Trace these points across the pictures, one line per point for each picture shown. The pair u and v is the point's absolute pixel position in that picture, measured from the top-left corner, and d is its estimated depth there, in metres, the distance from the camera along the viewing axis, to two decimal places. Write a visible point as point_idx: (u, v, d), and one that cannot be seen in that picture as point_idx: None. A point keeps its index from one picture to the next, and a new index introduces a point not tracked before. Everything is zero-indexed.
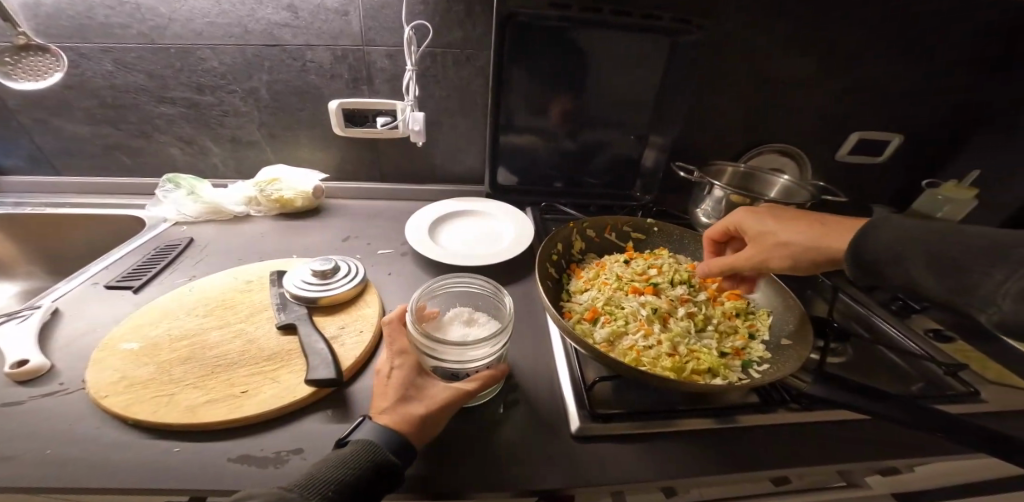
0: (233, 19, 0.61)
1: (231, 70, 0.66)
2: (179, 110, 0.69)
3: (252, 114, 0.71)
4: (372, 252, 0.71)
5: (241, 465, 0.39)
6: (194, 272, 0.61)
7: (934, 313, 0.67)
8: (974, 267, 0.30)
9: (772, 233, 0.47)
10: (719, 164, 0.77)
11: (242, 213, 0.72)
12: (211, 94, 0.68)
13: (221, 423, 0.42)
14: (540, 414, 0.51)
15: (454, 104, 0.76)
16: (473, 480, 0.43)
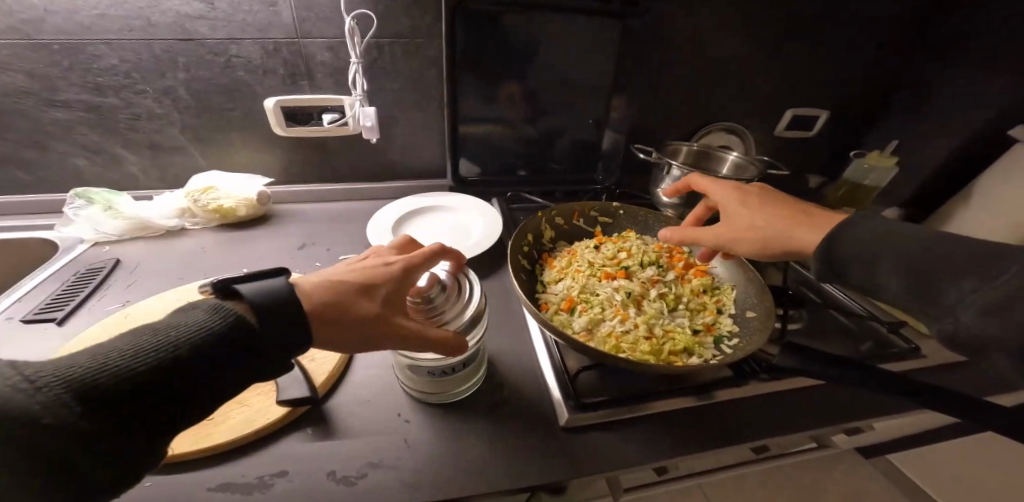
0: (131, 10, 0.53)
1: (137, 67, 0.58)
2: (77, 115, 0.60)
3: (171, 116, 0.63)
4: (333, 258, 0.66)
5: (223, 493, 0.39)
6: (125, 296, 0.54)
7: None
8: (949, 277, 0.33)
9: (749, 218, 0.48)
10: (674, 145, 0.79)
11: (176, 226, 0.65)
12: (116, 96, 0.60)
13: (194, 452, 0.41)
14: (527, 410, 0.51)
15: (406, 97, 0.72)
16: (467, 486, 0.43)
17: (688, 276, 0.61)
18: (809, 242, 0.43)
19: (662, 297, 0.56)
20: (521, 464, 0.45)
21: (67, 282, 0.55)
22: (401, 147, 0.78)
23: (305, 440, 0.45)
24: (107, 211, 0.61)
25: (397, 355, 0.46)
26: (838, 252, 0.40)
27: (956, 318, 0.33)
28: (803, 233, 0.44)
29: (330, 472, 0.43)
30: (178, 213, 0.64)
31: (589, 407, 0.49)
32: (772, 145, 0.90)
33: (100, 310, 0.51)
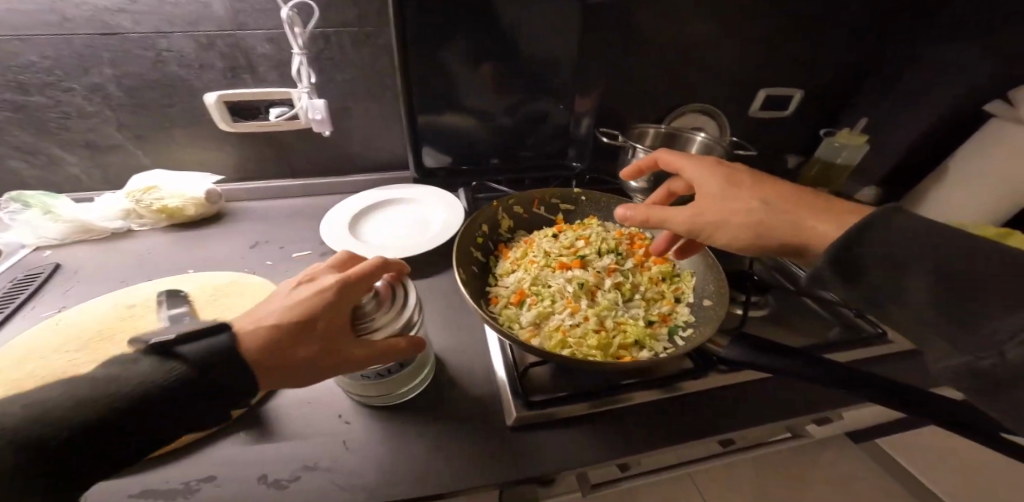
0: (43, 4, 0.51)
1: (59, 63, 0.56)
2: (4, 115, 0.59)
3: (104, 114, 0.62)
4: (285, 256, 0.64)
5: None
6: (62, 301, 0.53)
7: None
8: (994, 299, 0.26)
9: (740, 200, 0.42)
10: (641, 128, 0.76)
11: (121, 228, 0.64)
12: (41, 94, 0.58)
13: (120, 459, 0.40)
14: (475, 408, 0.49)
15: (357, 88, 0.70)
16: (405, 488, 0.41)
17: (648, 265, 0.58)
18: (819, 236, 0.37)
19: (619, 289, 0.54)
20: (455, 465, 0.43)
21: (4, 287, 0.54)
22: (358, 139, 0.77)
23: (234, 443, 0.43)
24: (48, 215, 0.59)
25: None
26: (857, 249, 0.31)
27: (999, 355, 0.25)
28: (812, 223, 0.37)
29: (261, 476, 0.41)
30: (122, 214, 0.63)
31: (535, 406, 0.47)
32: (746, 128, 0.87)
33: (34, 317, 0.50)
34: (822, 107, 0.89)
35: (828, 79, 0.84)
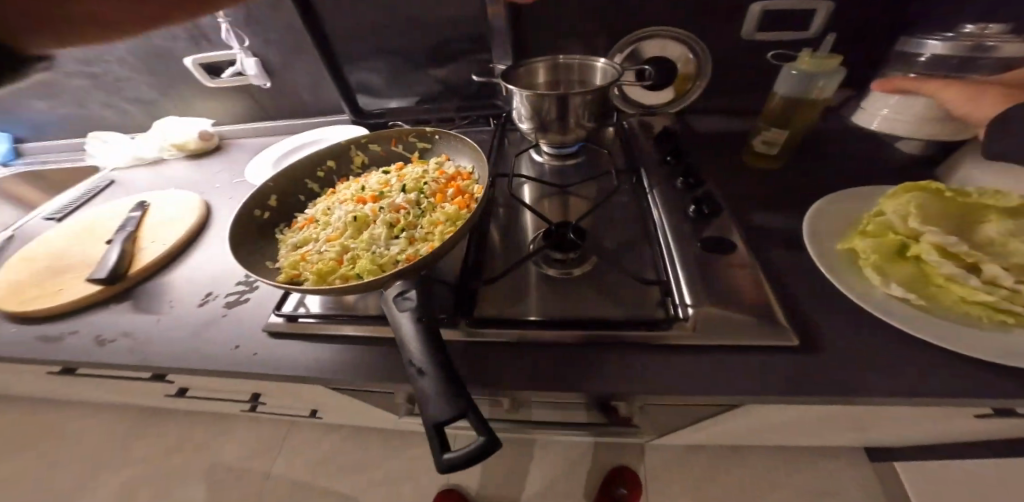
0: None
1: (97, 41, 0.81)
2: (89, 81, 0.89)
3: (138, 76, 0.88)
4: (230, 182, 0.81)
5: (34, 339, 0.53)
6: (98, 207, 0.80)
7: (767, 219, 0.53)
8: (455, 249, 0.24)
9: None
10: (529, 62, 0.62)
11: (158, 158, 0.91)
12: (100, 65, 0.86)
13: (31, 310, 0.55)
14: (258, 311, 0.52)
15: (283, 44, 0.79)
16: (164, 361, 0.48)
17: (448, 203, 0.50)
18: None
19: (389, 221, 0.49)
20: (212, 355, 0.48)
21: (82, 195, 0.85)
22: (300, 88, 0.86)
23: (106, 311, 0.56)
24: (121, 149, 0.90)
25: None
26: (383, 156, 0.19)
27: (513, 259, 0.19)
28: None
29: (94, 336, 0.53)
30: (152, 150, 0.90)
31: (291, 317, 0.49)
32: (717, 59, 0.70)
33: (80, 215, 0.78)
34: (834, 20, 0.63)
35: None
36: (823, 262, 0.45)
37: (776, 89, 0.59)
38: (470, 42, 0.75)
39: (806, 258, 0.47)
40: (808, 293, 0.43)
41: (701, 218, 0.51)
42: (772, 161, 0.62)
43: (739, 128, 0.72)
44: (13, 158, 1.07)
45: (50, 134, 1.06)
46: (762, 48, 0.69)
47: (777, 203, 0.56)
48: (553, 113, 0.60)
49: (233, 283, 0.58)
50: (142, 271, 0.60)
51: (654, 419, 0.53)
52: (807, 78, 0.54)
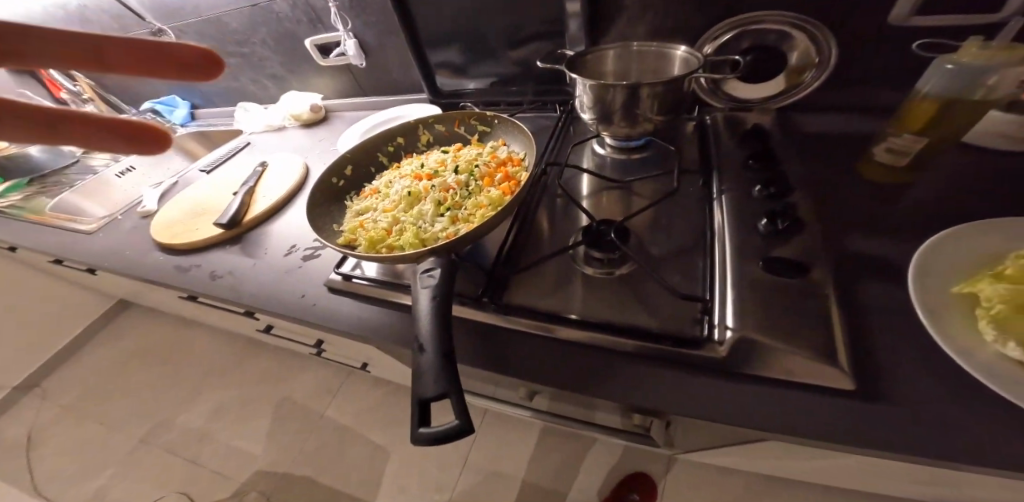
0: None
1: (240, 26, 0.96)
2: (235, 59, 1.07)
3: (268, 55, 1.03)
4: (328, 150, 0.92)
5: (176, 266, 0.69)
6: (234, 164, 0.99)
7: (860, 247, 0.44)
8: None
9: None
10: (597, 49, 0.58)
11: (282, 125, 1.08)
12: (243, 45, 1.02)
13: (176, 244, 0.72)
14: (326, 268, 0.60)
15: (381, 28, 0.86)
16: (252, 299, 0.59)
17: (494, 187, 0.51)
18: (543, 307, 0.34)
19: (437, 198, 0.51)
20: (286, 300, 0.57)
21: (226, 153, 1.05)
22: (392, 67, 0.93)
23: (222, 251, 0.70)
24: (256, 116, 1.09)
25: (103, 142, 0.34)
26: None
27: None
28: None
29: (213, 270, 0.66)
30: (280, 118, 1.08)
31: (346, 276, 0.56)
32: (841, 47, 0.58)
33: (222, 170, 0.97)
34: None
35: None
36: (926, 309, 0.36)
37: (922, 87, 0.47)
38: (551, 24, 0.72)
39: (903, 299, 0.39)
40: (893, 344, 0.36)
41: (773, 236, 0.44)
42: (888, 175, 0.51)
43: (856, 131, 0.60)
44: (189, 120, 1.36)
45: (215, 101, 1.32)
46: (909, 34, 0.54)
47: (882, 229, 0.46)
48: (619, 103, 0.57)
49: (312, 239, 0.67)
50: (251, 220, 0.73)
51: (678, 439, 0.50)
52: (971, 78, 0.41)
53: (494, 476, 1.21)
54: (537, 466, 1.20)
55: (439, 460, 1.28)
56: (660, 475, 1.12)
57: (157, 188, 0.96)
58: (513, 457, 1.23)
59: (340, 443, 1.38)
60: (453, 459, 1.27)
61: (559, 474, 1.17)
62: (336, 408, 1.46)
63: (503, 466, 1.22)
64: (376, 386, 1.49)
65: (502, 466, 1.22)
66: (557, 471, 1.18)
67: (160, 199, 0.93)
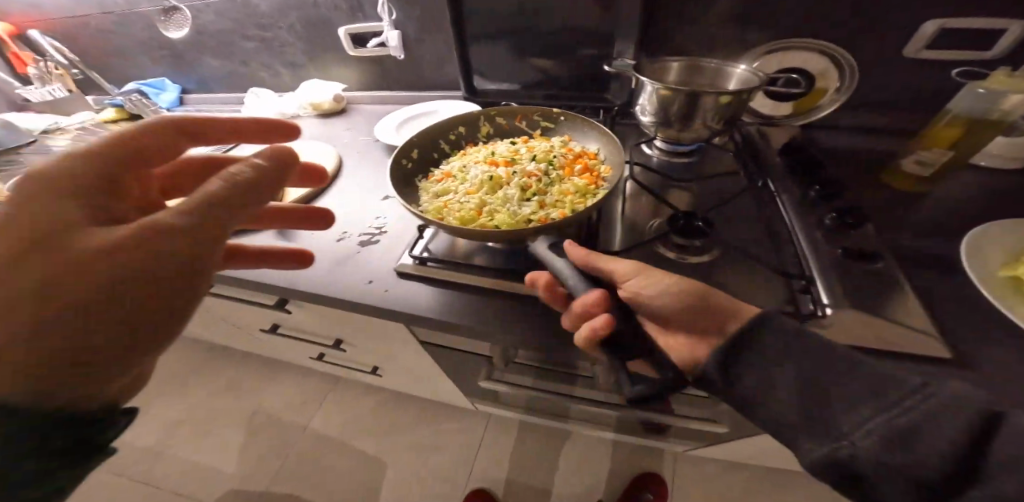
0: None
1: (269, 9, 0.94)
2: (254, 44, 1.03)
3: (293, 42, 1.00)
4: (357, 140, 0.89)
5: None
6: (248, 149, 0.92)
7: (906, 237, 0.51)
8: None
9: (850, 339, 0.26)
10: (662, 61, 0.67)
11: (296, 114, 1.03)
12: (266, 30, 0.99)
13: None
14: (391, 254, 0.58)
15: (425, 22, 0.87)
16: (311, 286, 0.55)
17: (577, 178, 0.53)
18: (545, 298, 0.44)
19: (520, 184, 0.52)
20: (354, 285, 0.54)
21: (233, 139, 0.98)
22: (427, 64, 0.94)
23: (259, 237, 0.65)
24: (268, 104, 1.04)
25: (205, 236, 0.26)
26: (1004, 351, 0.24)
27: None
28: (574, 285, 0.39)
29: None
30: (295, 106, 1.03)
31: (420, 259, 0.55)
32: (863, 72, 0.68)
33: (234, 154, 0.90)
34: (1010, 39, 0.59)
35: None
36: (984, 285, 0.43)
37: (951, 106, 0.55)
38: (604, 34, 0.77)
39: (960, 279, 0.45)
40: (963, 313, 0.42)
41: (839, 227, 0.49)
42: (922, 182, 0.59)
43: (873, 145, 0.69)
44: (176, 105, 1.25)
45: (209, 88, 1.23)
46: (915, 65, 0.65)
47: (922, 224, 0.53)
48: (679, 111, 0.61)
49: (365, 225, 0.64)
50: None
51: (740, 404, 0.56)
52: (997, 98, 0.51)
53: (502, 485, 1.17)
54: (547, 474, 1.17)
55: (442, 472, 1.22)
56: (668, 476, 1.14)
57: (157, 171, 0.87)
58: (521, 466, 1.20)
59: (332, 458, 1.28)
60: (457, 470, 1.21)
61: (570, 480, 1.15)
62: (324, 421, 1.35)
63: (511, 474, 1.18)
64: (369, 396, 1.40)
65: (510, 474, 1.19)
66: (566, 478, 1.16)
67: None
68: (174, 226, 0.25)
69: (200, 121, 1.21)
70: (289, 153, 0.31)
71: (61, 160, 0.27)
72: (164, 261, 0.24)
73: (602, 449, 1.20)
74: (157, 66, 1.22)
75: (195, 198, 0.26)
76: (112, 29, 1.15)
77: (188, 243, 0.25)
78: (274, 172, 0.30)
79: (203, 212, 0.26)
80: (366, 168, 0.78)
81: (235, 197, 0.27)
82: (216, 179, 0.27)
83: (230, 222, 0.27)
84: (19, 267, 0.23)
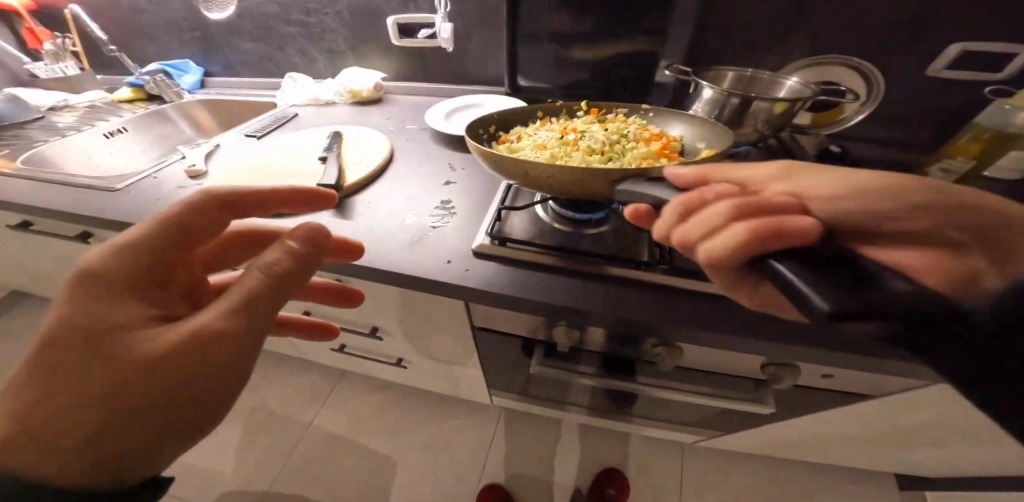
0: None
1: None
2: (299, 30, 1.07)
3: (339, 31, 1.05)
4: (402, 127, 0.92)
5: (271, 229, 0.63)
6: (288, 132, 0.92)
7: None
8: None
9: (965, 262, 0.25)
10: (718, 69, 0.78)
11: (333, 101, 1.05)
12: (314, 16, 1.03)
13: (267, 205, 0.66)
14: (467, 233, 0.61)
15: (476, 17, 0.94)
16: (394, 261, 0.57)
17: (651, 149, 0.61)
18: (703, 219, 0.34)
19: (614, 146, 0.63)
20: (435, 261, 0.56)
21: (270, 121, 0.98)
22: (470, 57, 1.02)
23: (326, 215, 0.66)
24: (305, 88, 1.06)
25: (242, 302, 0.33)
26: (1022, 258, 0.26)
27: None
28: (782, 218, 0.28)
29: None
30: (330, 92, 1.04)
31: (498, 241, 0.57)
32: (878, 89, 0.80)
33: (275, 136, 0.90)
34: (983, 67, 0.74)
35: (995, 30, 0.70)
36: None
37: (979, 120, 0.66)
38: (646, 41, 0.85)
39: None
40: None
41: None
42: None
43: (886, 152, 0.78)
44: (197, 87, 1.23)
45: (234, 71, 1.23)
46: (915, 82, 0.78)
47: None
48: (732, 114, 0.68)
49: (431, 207, 0.66)
50: (353, 185, 0.70)
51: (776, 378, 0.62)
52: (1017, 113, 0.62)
53: (517, 480, 1.17)
54: (561, 467, 1.19)
55: (457, 467, 1.21)
56: (678, 469, 1.18)
57: (198, 147, 0.86)
58: (535, 460, 1.21)
59: (341, 453, 1.25)
60: (471, 465, 1.21)
61: (583, 473, 1.17)
62: (332, 416, 1.33)
63: (525, 468, 1.19)
64: (377, 391, 1.38)
65: (525, 468, 1.19)
66: (580, 471, 1.18)
67: (203, 160, 0.83)
68: (222, 329, 0.31)
69: (224, 104, 1.19)
70: (319, 231, 0.36)
71: (109, 260, 0.33)
72: (220, 352, 0.31)
73: (613, 443, 1.23)
74: (183, 48, 1.21)
75: (236, 297, 0.32)
76: (145, 9, 1.16)
77: (239, 335, 0.32)
78: (311, 252, 0.36)
79: (243, 310, 0.32)
80: (419, 154, 0.81)
81: (280, 281, 0.34)
82: (258, 271, 0.33)
83: (272, 308, 0.33)
84: (91, 367, 0.29)
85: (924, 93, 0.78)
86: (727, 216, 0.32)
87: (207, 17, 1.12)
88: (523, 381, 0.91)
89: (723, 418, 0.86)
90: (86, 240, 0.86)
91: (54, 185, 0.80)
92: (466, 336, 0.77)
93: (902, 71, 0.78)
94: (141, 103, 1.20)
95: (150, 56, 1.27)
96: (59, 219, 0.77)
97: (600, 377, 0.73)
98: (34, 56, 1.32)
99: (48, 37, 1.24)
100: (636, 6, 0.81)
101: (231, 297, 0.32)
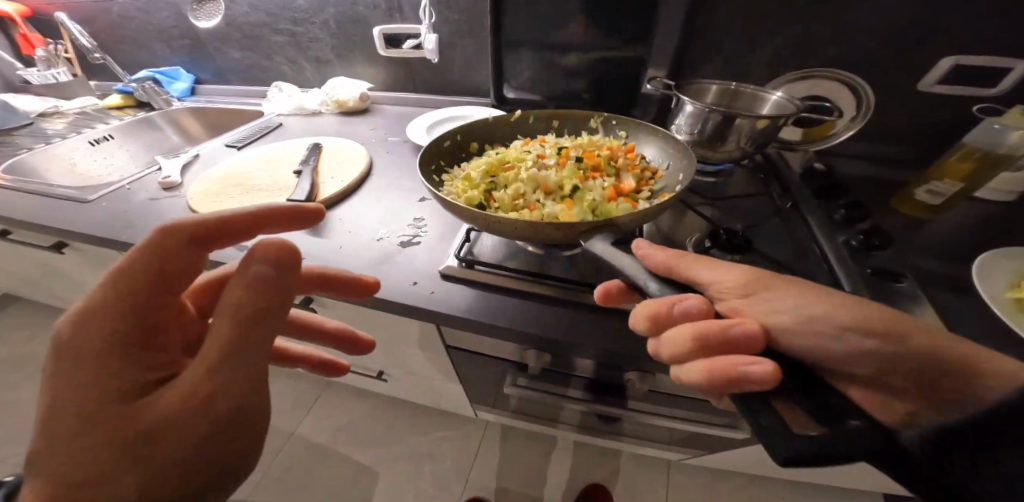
0: None
1: (311, 6, 0.98)
2: (286, 39, 1.07)
3: (327, 41, 1.04)
4: (384, 139, 0.91)
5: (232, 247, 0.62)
6: (270, 142, 0.91)
7: (919, 255, 0.58)
8: None
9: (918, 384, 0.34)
10: (701, 83, 0.77)
11: (317, 110, 1.04)
12: (302, 26, 1.03)
13: None
14: (436, 254, 0.59)
15: (463, 28, 0.93)
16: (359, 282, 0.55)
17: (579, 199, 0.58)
18: (667, 342, 0.34)
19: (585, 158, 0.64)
20: (394, 284, 0.55)
21: (254, 131, 0.97)
22: (457, 67, 1.01)
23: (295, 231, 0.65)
24: (291, 98, 1.05)
25: (232, 347, 0.29)
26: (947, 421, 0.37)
27: None
28: (738, 362, 0.30)
29: None
30: (315, 102, 1.04)
31: (465, 263, 0.56)
32: (870, 104, 0.78)
33: (255, 147, 0.89)
34: (974, 84, 0.72)
35: (984, 48, 0.68)
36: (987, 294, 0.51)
37: (970, 139, 0.65)
38: (632, 52, 0.84)
39: (976, 294, 0.51)
40: (969, 317, 0.49)
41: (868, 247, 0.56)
42: (931, 208, 0.67)
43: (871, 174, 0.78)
44: (187, 95, 1.23)
45: (223, 78, 1.23)
46: (906, 99, 0.76)
47: (931, 244, 0.60)
48: (712, 132, 0.66)
49: (403, 224, 0.65)
50: (326, 200, 0.69)
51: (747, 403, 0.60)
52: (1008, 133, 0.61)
53: (502, 495, 1.15)
54: (545, 481, 1.17)
55: (437, 480, 1.18)
56: (664, 486, 1.15)
57: (177, 158, 0.86)
58: (519, 473, 1.18)
59: (320, 465, 1.22)
60: (454, 478, 1.18)
61: (565, 488, 1.15)
62: (314, 426, 1.31)
63: (507, 482, 1.17)
64: (363, 401, 1.36)
65: (508, 482, 1.16)
66: (567, 486, 1.15)
67: (182, 171, 0.83)
68: (212, 385, 0.29)
69: (212, 112, 1.19)
70: (277, 252, 0.31)
71: (85, 329, 0.29)
72: (214, 408, 0.29)
73: (597, 458, 1.20)
74: (174, 55, 1.22)
75: (216, 347, 0.29)
76: (137, 16, 1.16)
77: (230, 382, 0.29)
78: (273, 280, 0.31)
79: (226, 362, 0.29)
80: (398, 169, 0.80)
81: (248, 320, 0.30)
82: (225, 317, 0.30)
83: (252, 352, 0.30)
84: (88, 444, 0.26)
85: (918, 109, 0.77)
86: (689, 345, 0.33)
87: (196, 25, 1.11)
88: (501, 397, 0.89)
89: (706, 440, 0.83)
90: (61, 250, 0.85)
91: (31, 194, 0.79)
92: (438, 354, 0.75)
93: (896, 84, 0.76)
94: (130, 110, 1.19)
95: (142, 62, 1.26)
96: (33, 230, 0.75)
97: (588, 402, 0.71)
98: (28, 63, 1.33)
99: (42, 44, 1.24)
100: (623, 19, 0.80)
101: (209, 353, 0.29)
